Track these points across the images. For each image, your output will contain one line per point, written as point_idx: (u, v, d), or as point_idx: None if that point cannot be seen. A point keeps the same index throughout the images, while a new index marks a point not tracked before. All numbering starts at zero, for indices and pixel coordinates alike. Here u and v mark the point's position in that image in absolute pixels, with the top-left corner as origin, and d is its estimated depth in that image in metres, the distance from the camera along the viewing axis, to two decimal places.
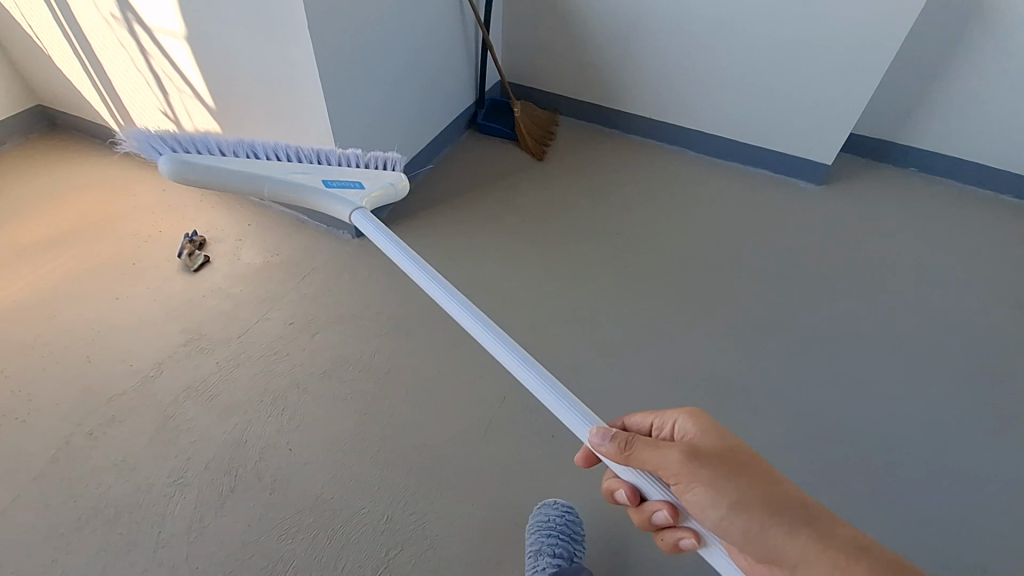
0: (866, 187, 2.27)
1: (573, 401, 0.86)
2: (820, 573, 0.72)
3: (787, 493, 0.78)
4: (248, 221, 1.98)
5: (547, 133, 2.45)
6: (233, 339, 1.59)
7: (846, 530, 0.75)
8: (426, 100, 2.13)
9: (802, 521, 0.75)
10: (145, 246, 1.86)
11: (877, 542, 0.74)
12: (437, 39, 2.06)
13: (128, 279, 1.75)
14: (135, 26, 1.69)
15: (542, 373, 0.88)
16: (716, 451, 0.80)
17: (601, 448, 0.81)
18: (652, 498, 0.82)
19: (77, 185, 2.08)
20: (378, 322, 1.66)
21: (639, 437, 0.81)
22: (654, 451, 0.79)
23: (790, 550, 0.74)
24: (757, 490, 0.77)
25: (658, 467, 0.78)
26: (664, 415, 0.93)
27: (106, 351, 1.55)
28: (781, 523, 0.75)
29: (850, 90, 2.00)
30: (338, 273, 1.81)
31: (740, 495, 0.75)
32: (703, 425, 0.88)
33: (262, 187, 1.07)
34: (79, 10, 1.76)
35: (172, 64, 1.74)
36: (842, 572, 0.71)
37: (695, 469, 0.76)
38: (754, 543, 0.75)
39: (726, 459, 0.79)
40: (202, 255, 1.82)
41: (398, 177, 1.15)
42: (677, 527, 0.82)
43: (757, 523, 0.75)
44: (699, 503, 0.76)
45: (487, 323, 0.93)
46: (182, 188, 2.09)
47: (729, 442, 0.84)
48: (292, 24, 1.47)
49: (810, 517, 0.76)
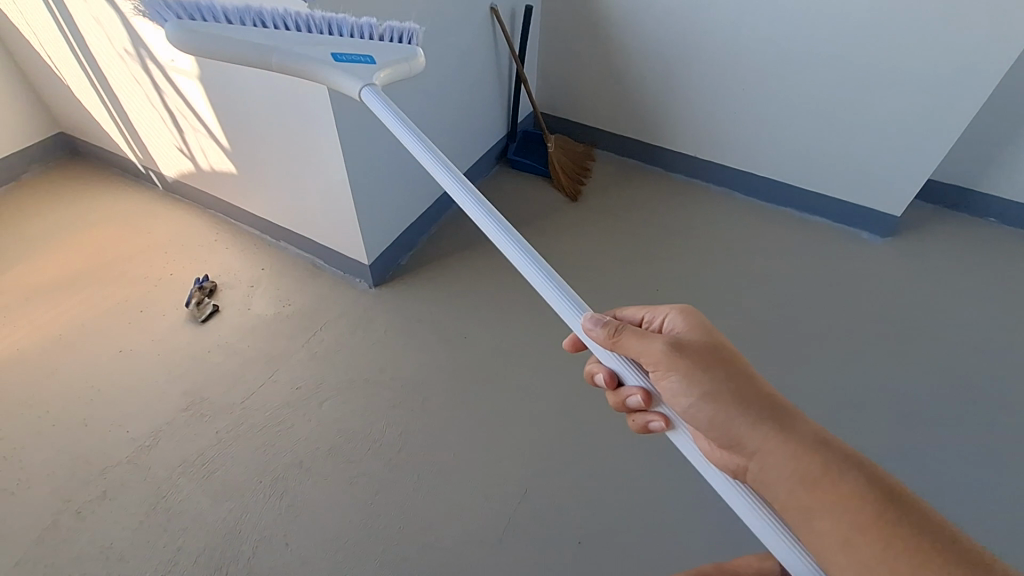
0: (939, 241, 2.03)
1: (565, 289, 0.82)
2: (776, 466, 0.68)
3: (760, 388, 0.74)
4: (263, 265, 1.87)
5: (582, 170, 2.28)
6: (235, 405, 1.48)
7: (810, 426, 0.70)
8: (454, 138, 2.00)
9: (771, 418, 0.71)
10: (154, 291, 1.77)
11: (846, 444, 0.68)
12: (468, 75, 1.92)
13: (133, 330, 1.65)
14: (148, 63, 1.58)
15: (528, 251, 0.85)
16: (699, 346, 0.76)
17: (590, 333, 0.78)
18: (629, 384, 0.79)
19: (93, 219, 2.01)
20: (392, 391, 1.52)
21: (627, 325, 0.77)
22: (641, 341, 0.75)
23: (757, 439, 0.70)
24: (732, 384, 0.73)
25: (641, 355, 0.76)
26: (656, 309, 0.87)
27: (103, 414, 1.45)
28: (749, 416, 0.71)
29: (927, 141, 1.78)
30: (353, 328, 1.68)
31: (712, 386, 0.73)
32: (692, 318, 0.82)
33: (270, 59, 1.02)
34: (93, 44, 1.67)
35: (185, 103, 1.63)
36: (801, 469, 0.66)
37: (675, 359, 0.73)
38: (723, 428, 0.73)
39: (708, 353, 0.75)
40: (211, 304, 1.72)
41: (413, 52, 1.08)
42: (648, 413, 0.79)
43: (724, 413, 0.72)
44: (673, 390, 0.74)
45: (489, 211, 0.90)
46: (198, 225, 2.00)
47: (717, 339, 0.78)
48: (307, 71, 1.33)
49: (784, 416, 0.71)
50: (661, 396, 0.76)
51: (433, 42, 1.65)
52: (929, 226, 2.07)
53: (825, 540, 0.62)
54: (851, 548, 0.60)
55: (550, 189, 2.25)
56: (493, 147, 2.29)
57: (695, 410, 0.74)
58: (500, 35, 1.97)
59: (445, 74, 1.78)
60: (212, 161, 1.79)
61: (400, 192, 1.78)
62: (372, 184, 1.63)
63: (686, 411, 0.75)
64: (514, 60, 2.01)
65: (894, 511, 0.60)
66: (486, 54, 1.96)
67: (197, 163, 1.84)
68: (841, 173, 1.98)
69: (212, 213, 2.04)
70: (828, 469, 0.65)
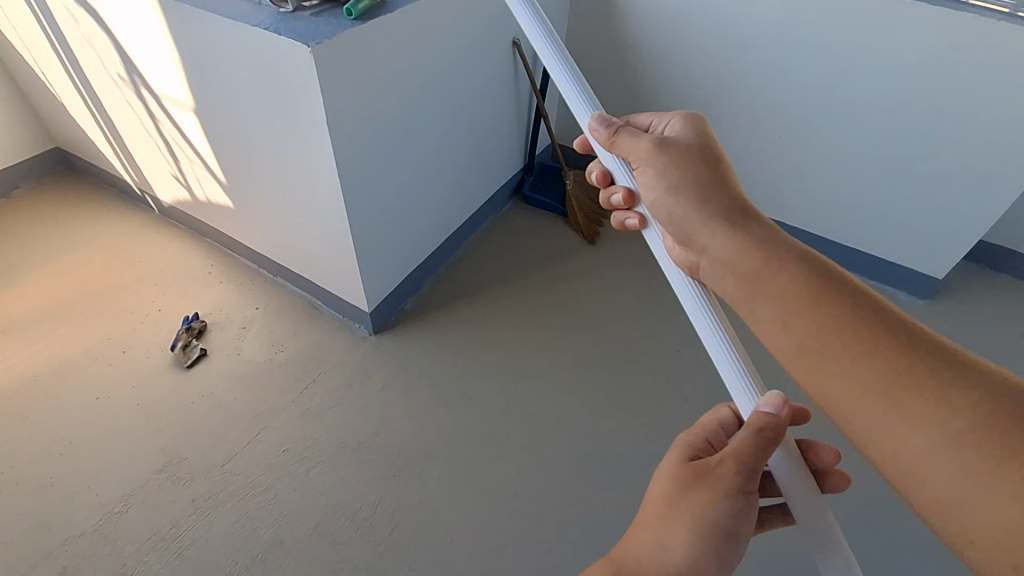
0: (986, 307, 1.87)
1: (587, 96, 0.92)
2: (732, 258, 0.77)
3: (732, 194, 0.81)
4: (257, 303, 1.75)
5: (601, 212, 2.17)
6: (216, 467, 1.36)
7: (778, 234, 0.77)
8: (468, 176, 1.88)
9: (736, 215, 0.79)
10: (140, 329, 1.66)
11: (815, 252, 0.74)
12: (487, 111, 1.81)
13: (114, 374, 1.54)
14: (142, 90, 1.47)
15: (571, 77, 0.93)
16: (688, 147, 0.83)
17: (595, 133, 0.88)
18: (617, 183, 0.89)
19: (82, 244, 1.90)
20: (386, 459, 1.40)
21: (629, 128, 0.86)
22: (633, 142, 0.85)
23: (708, 236, 0.79)
24: (707, 182, 0.80)
25: (631, 156, 0.86)
26: (663, 113, 0.91)
27: (73, 472, 1.34)
28: (714, 212, 0.79)
29: (981, 206, 1.63)
30: (348, 382, 1.56)
31: (683, 182, 0.81)
32: (691, 122, 0.88)
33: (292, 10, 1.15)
34: (87, 65, 1.56)
35: (181, 133, 1.52)
36: (754, 264, 0.75)
37: (655, 156, 0.83)
38: (688, 227, 0.81)
39: (692, 154, 0.83)
40: (198, 347, 1.60)
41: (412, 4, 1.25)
42: (628, 211, 0.89)
43: (691, 201, 0.80)
44: (648, 183, 0.84)
45: (544, 31, 0.97)
46: (192, 255, 1.89)
47: (710, 148, 0.84)
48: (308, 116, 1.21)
49: (750, 219, 0.78)
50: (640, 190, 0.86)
51: (450, 79, 1.53)
52: (974, 289, 1.92)
53: (788, 328, 0.70)
54: (790, 331, 0.70)
55: (566, 230, 2.12)
56: (508, 181, 2.17)
57: (665, 205, 0.83)
58: (520, 69, 1.86)
59: (462, 111, 1.66)
60: (208, 193, 1.68)
61: (407, 235, 1.66)
62: (376, 230, 1.51)
63: (656, 206, 0.84)
64: (535, 95, 1.90)
65: (839, 301, 0.67)
66: (506, 88, 1.84)
67: (194, 192, 1.73)
68: (881, 231, 1.84)
69: (208, 243, 1.93)
70: (771, 265, 0.73)
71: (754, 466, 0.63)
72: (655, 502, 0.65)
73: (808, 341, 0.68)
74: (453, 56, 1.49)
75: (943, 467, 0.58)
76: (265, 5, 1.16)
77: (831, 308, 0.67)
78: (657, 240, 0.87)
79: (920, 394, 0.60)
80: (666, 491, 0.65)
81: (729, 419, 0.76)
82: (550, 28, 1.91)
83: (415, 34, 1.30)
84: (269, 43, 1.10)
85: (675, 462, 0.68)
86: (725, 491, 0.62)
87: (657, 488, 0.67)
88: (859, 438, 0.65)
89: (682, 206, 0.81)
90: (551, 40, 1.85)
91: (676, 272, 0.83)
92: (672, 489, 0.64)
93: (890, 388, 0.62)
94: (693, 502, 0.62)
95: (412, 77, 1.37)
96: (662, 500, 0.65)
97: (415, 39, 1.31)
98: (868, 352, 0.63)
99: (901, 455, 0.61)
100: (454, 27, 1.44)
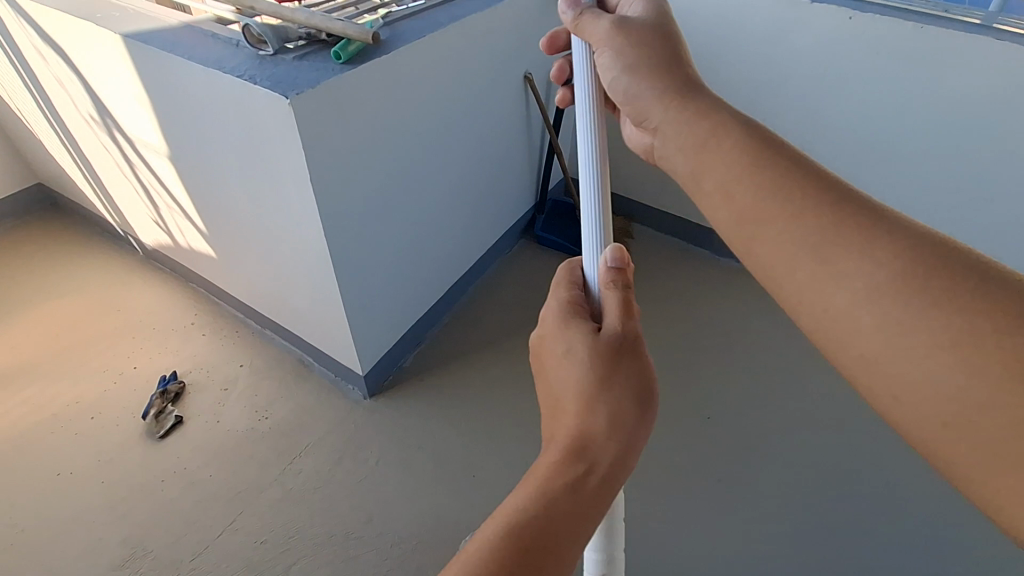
0: None
1: None
2: (672, 142, 0.61)
3: (685, 70, 0.62)
4: (242, 360, 1.60)
5: (618, 254, 2.02)
6: (182, 563, 1.20)
7: (734, 108, 0.59)
8: (475, 219, 1.74)
9: (688, 93, 0.60)
10: (112, 392, 1.51)
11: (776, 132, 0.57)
12: (495, 149, 1.66)
13: (80, 446, 1.39)
14: (115, 133, 1.34)
15: None
16: (649, 29, 0.63)
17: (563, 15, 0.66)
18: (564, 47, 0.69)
19: (59, 291, 1.77)
20: (378, 552, 1.22)
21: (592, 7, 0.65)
22: (593, 18, 0.64)
23: (657, 114, 0.62)
24: (665, 65, 0.61)
25: (583, 36, 0.65)
26: None
27: (22, 569, 1.18)
28: (663, 88, 0.61)
29: None
30: (338, 456, 1.40)
31: (631, 59, 0.62)
32: None
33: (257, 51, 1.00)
34: (59, 105, 1.44)
35: (157, 179, 1.38)
36: (701, 149, 0.58)
37: (612, 36, 0.62)
38: (642, 102, 0.63)
39: (650, 34, 0.62)
40: (174, 414, 1.45)
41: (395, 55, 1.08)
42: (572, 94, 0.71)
43: (640, 84, 0.62)
44: (599, 68, 0.65)
45: None
46: (175, 304, 1.74)
47: (672, 35, 0.64)
48: (288, 171, 1.05)
49: (702, 96, 0.60)
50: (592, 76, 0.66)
51: (457, 120, 1.39)
52: None
53: (729, 196, 0.56)
54: (731, 203, 0.56)
55: None
56: (518, 219, 2.01)
57: (620, 84, 0.64)
58: (532, 102, 1.70)
59: (470, 152, 1.52)
60: (190, 241, 1.53)
61: (408, 287, 1.50)
62: (372, 287, 1.35)
63: (613, 90, 0.65)
64: (549, 130, 1.75)
65: (777, 162, 0.54)
66: (517, 124, 1.70)
67: (175, 239, 1.59)
68: None
69: (193, 290, 1.78)
70: (716, 130, 0.57)
71: (635, 319, 0.59)
72: (577, 409, 0.54)
73: (747, 215, 0.55)
74: (459, 95, 1.36)
75: (915, 345, 0.45)
76: (243, 46, 1.02)
77: (790, 174, 0.53)
78: (584, 83, 0.65)
79: (865, 252, 0.48)
80: (584, 384, 0.54)
81: (580, 278, 0.66)
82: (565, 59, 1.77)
83: (414, 75, 1.17)
84: (242, 90, 0.95)
85: (571, 344, 0.56)
86: (632, 359, 0.56)
87: (566, 382, 0.56)
88: (800, 315, 0.52)
89: (636, 81, 0.62)
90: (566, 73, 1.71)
91: (585, 110, 0.64)
92: (587, 383, 0.54)
93: (825, 246, 0.50)
94: (614, 393, 0.54)
95: (413, 121, 1.23)
96: (587, 400, 0.54)
97: (415, 81, 1.18)
98: (819, 221, 0.50)
99: (860, 335, 0.48)
100: (461, 65, 1.31)
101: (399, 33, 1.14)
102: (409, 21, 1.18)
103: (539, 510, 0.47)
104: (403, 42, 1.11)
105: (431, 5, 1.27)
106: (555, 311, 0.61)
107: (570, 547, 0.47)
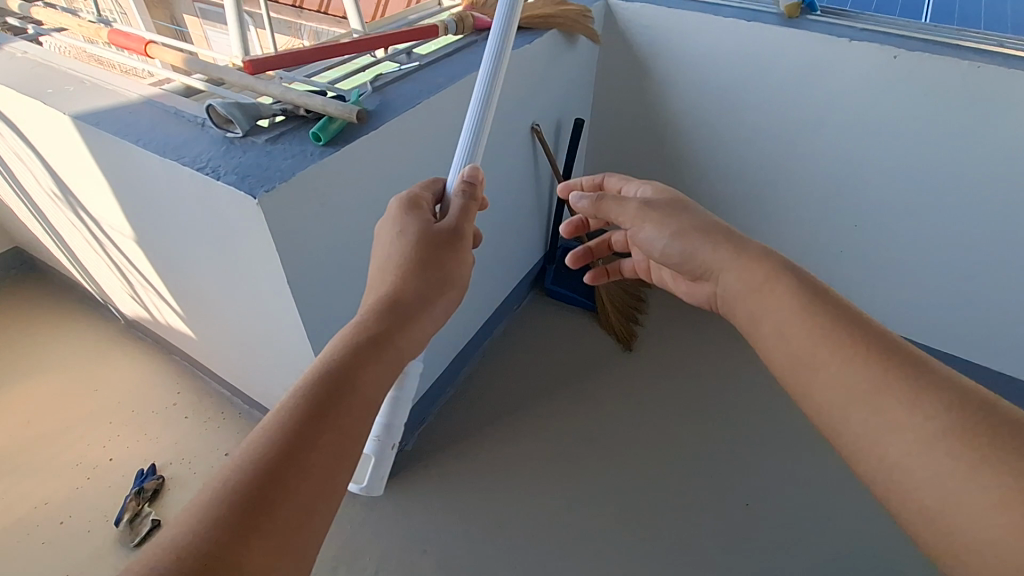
0: None
1: None
2: (733, 284, 0.66)
3: (719, 228, 0.69)
4: (227, 449, 1.45)
5: (635, 307, 1.89)
6: None
7: (776, 253, 0.65)
8: (483, 281, 1.61)
9: (730, 249, 0.67)
10: (84, 491, 1.36)
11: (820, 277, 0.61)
12: (504, 208, 1.53)
13: (47, 560, 1.25)
14: (80, 212, 1.20)
15: None
16: (672, 203, 0.74)
17: (578, 204, 0.81)
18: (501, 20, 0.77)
19: (30, 369, 1.63)
20: None
21: (611, 194, 0.79)
22: (620, 203, 0.77)
23: (712, 264, 0.68)
24: (697, 227, 0.70)
25: (619, 219, 0.78)
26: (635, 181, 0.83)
27: None
28: (709, 247, 0.68)
29: None
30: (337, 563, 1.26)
31: (671, 228, 0.71)
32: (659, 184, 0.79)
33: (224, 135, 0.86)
34: (22, 178, 1.31)
35: (129, 259, 1.24)
36: (755, 295, 0.63)
37: (645, 214, 0.74)
38: (692, 254, 0.70)
39: (674, 205, 0.73)
40: (151, 517, 1.31)
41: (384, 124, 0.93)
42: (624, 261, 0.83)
43: (687, 247, 0.70)
44: (645, 239, 0.75)
45: None
46: (154, 382, 1.60)
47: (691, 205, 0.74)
48: (263, 272, 0.91)
49: (739, 248, 0.66)
50: (641, 246, 0.76)
51: None
52: None
53: (788, 341, 0.58)
54: (785, 345, 0.59)
55: (598, 331, 1.85)
56: (528, 273, 1.89)
57: (666, 247, 0.73)
58: (541, 154, 1.57)
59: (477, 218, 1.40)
60: (169, 319, 1.40)
61: None
62: None
63: (663, 254, 0.74)
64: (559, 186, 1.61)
65: (822, 307, 0.57)
66: (527, 180, 1.57)
67: (154, 315, 1.46)
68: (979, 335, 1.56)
69: (175, 364, 1.64)
70: (767, 280, 0.62)
71: (470, 224, 0.73)
72: (394, 290, 0.66)
73: (807, 357, 0.56)
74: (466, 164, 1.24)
75: (974, 494, 0.44)
76: (210, 126, 0.88)
77: (813, 323, 0.57)
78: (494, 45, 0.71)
79: (908, 402, 0.49)
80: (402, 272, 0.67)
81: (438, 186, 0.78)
82: (577, 106, 1.64)
83: (417, 151, 1.04)
84: (207, 187, 0.81)
85: (405, 229, 0.70)
86: (451, 254, 0.70)
87: (388, 262, 0.69)
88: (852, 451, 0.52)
89: (680, 241, 0.71)
90: (577, 120, 1.55)
91: (478, 104, 0.73)
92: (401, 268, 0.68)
93: (877, 398, 0.50)
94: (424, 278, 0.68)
95: None
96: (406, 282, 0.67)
97: (418, 156, 1.06)
98: (874, 375, 0.51)
99: (922, 496, 0.46)
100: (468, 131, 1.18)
101: (392, 98, 0.99)
102: (404, 83, 1.04)
103: (347, 355, 0.58)
104: (396, 108, 0.97)
105: (429, 62, 1.13)
106: (394, 216, 0.72)
107: (377, 387, 0.59)
